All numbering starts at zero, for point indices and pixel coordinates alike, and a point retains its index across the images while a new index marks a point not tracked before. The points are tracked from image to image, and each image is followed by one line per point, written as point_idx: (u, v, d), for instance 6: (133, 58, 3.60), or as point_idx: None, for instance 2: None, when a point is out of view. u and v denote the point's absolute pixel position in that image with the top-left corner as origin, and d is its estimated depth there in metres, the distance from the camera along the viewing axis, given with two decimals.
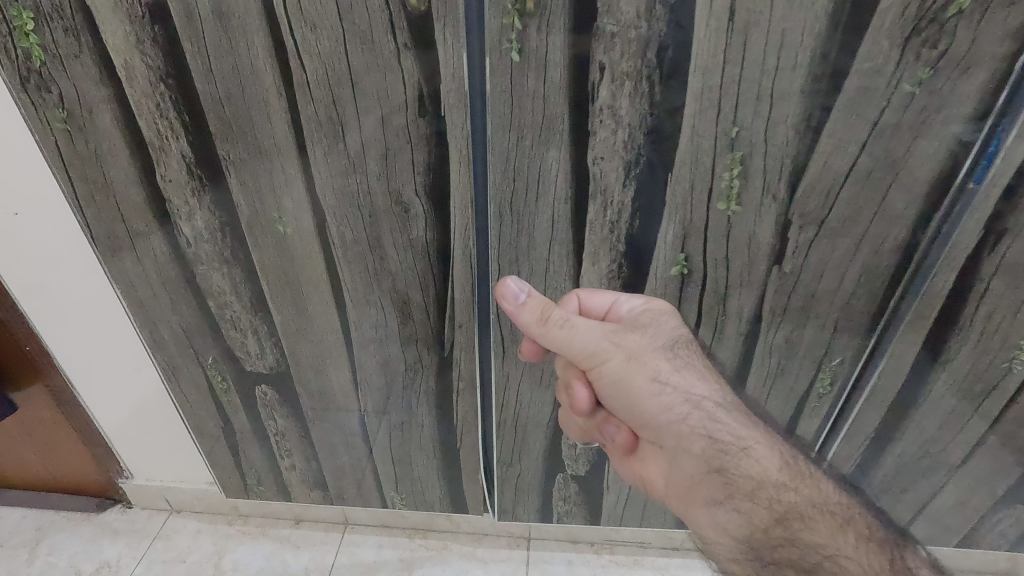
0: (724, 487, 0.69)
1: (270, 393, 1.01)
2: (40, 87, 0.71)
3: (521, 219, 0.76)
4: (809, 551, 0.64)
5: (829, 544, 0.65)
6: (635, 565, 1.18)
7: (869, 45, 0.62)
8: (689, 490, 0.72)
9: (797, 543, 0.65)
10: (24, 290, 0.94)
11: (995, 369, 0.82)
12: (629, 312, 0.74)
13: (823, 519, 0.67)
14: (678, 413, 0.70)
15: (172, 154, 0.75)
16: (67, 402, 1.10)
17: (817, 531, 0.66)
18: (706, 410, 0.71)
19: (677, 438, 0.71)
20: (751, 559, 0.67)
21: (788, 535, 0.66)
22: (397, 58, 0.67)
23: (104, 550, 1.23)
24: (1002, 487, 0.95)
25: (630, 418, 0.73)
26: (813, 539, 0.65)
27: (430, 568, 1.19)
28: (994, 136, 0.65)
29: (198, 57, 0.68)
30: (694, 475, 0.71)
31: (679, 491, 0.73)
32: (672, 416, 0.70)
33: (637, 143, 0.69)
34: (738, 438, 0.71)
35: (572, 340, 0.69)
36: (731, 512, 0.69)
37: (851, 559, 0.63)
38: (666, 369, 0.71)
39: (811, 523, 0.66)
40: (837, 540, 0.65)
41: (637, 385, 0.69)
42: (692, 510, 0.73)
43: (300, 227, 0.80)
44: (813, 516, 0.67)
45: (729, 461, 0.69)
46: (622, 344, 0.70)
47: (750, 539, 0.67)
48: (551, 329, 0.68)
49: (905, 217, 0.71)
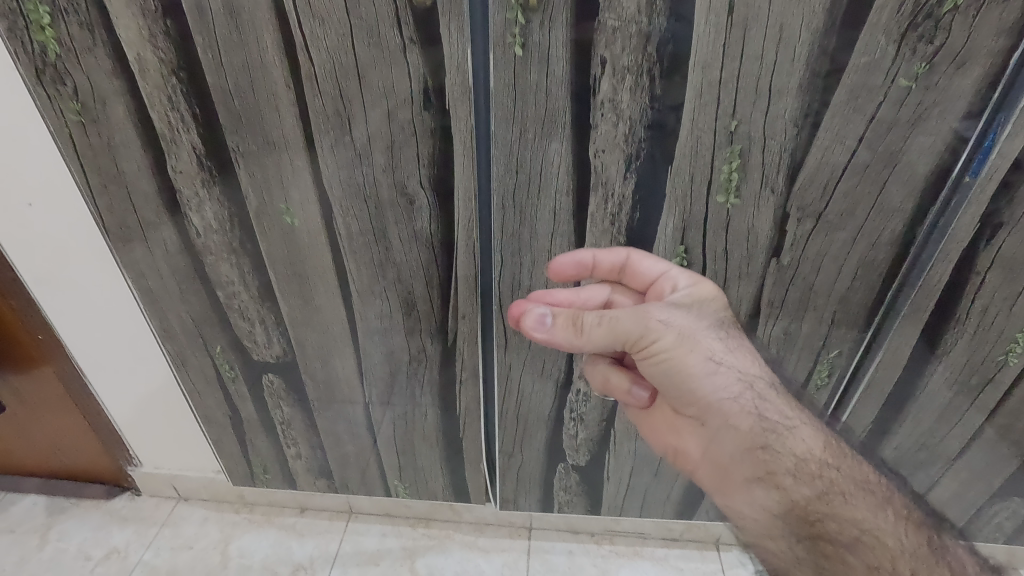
0: (765, 463, 0.64)
1: (276, 382, 1.03)
2: (55, 79, 0.73)
3: (523, 211, 0.78)
4: (850, 526, 0.60)
5: (866, 521, 0.60)
6: (635, 556, 1.20)
7: (866, 40, 0.63)
8: (726, 464, 0.68)
9: (832, 516, 0.60)
10: (37, 280, 0.96)
11: (991, 361, 0.83)
12: (677, 287, 0.71)
13: (863, 495, 0.62)
14: (730, 391, 0.66)
15: (182, 146, 0.77)
16: (77, 390, 1.12)
17: (857, 506, 0.61)
18: (757, 388, 0.67)
19: (727, 414, 0.66)
20: (785, 535, 0.62)
21: (826, 510, 0.60)
22: (403, 52, 0.68)
23: (113, 537, 1.25)
24: (998, 479, 0.96)
25: (677, 394, 0.68)
26: (852, 514, 0.60)
27: (432, 556, 1.21)
28: (990, 130, 0.66)
29: (209, 51, 0.70)
30: (733, 451, 0.66)
31: (718, 465, 0.69)
32: (723, 395, 0.66)
33: (637, 136, 0.71)
34: (786, 417, 0.66)
35: (615, 327, 0.63)
36: (769, 490, 0.63)
37: (888, 534, 0.59)
38: (719, 349, 0.67)
39: (850, 498, 0.61)
40: (877, 516, 0.60)
41: (689, 364, 0.65)
42: (727, 482, 0.68)
43: (307, 218, 0.82)
44: (853, 492, 0.62)
45: (774, 439, 0.64)
46: (673, 325, 0.65)
47: (784, 514, 0.62)
48: (591, 327, 0.63)
49: (902, 211, 0.72)
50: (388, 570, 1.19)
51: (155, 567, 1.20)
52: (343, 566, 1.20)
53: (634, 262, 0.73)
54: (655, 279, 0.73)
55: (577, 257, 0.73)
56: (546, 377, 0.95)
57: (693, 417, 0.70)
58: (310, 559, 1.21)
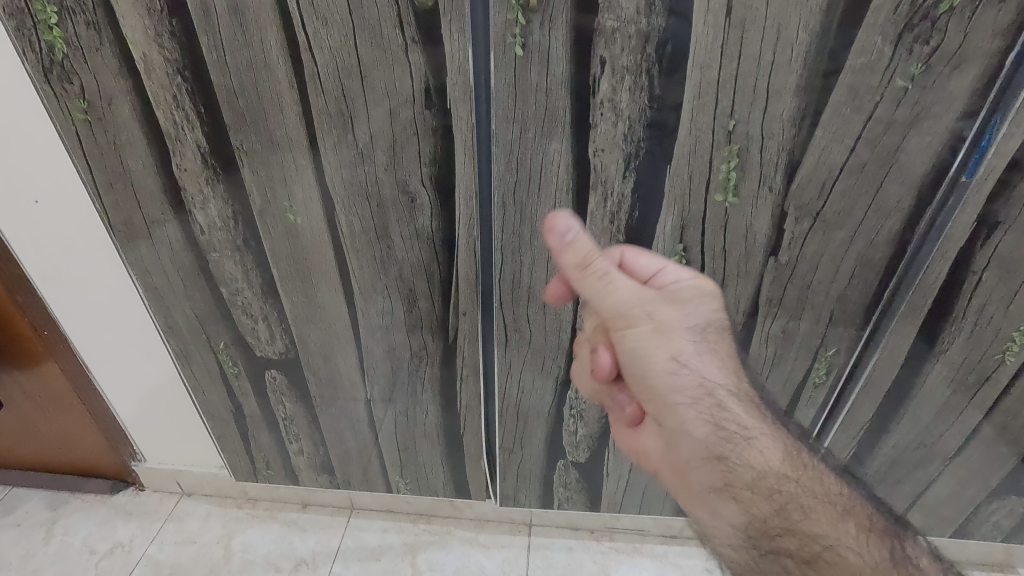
0: (723, 475, 0.64)
1: (279, 377, 1.03)
2: (62, 78, 0.74)
3: (524, 209, 0.78)
4: (812, 541, 0.60)
5: (827, 537, 0.60)
6: (634, 553, 1.20)
7: (863, 40, 0.63)
8: (685, 469, 0.68)
9: (792, 531, 0.61)
10: (44, 276, 0.97)
11: (988, 359, 0.84)
12: (674, 283, 0.69)
13: (824, 509, 0.62)
14: (694, 398, 0.65)
15: (187, 144, 0.78)
16: (83, 386, 1.13)
17: (818, 521, 0.61)
18: (721, 400, 0.65)
19: (682, 423, 0.66)
20: (750, 548, 0.63)
21: (785, 525, 0.61)
22: (405, 52, 0.69)
23: (118, 531, 1.26)
24: (996, 478, 0.96)
25: (639, 390, 0.68)
26: (813, 529, 0.61)
27: (433, 552, 1.22)
28: (986, 130, 0.67)
29: (214, 50, 0.71)
30: (693, 460, 0.66)
31: (676, 468, 0.70)
32: (680, 399, 0.65)
33: (636, 136, 0.71)
34: (746, 426, 0.65)
35: (611, 295, 0.65)
36: (728, 501, 0.64)
37: (850, 549, 0.59)
38: (688, 351, 0.65)
39: (811, 513, 0.61)
40: (838, 530, 0.61)
41: (654, 358, 0.65)
42: (688, 489, 0.69)
43: (310, 216, 0.83)
44: (814, 507, 0.62)
45: (732, 451, 0.64)
46: (654, 315, 0.66)
47: (746, 527, 0.63)
48: (593, 278, 0.65)
49: (899, 210, 0.73)
50: (389, 565, 1.20)
51: (159, 561, 1.21)
52: (345, 562, 1.21)
53: (633, 254, 0.72)
54: (653, 274, 0.71)
55: (579, 231, 0.64)
56: (546, 374, 0.96)
57: (654, 417, 0.70)
58: (312, 554, 1.22)
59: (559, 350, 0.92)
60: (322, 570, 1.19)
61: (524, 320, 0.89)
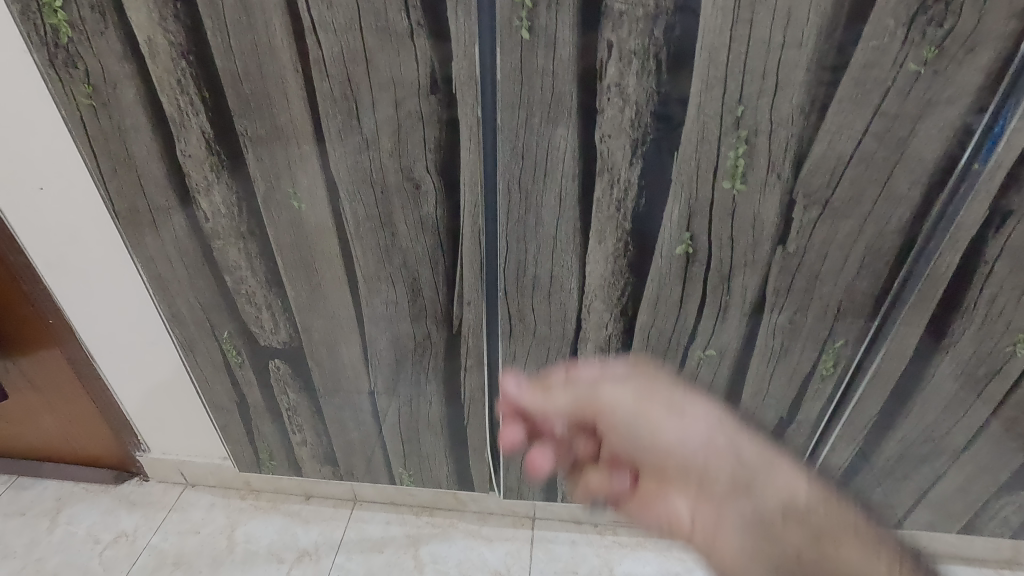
0: (751, 509, 0.53)
1: (283, 367, 1.03)
2: (68, 62, 0.73)
3: (530, 197, 0.78)
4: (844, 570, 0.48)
5: (868, 569, 0.48)
6: (638, 547, 1.20)
7: (874, 24, 0.62)
8: (715, 523, 0.53)
9: (828, 560, 0.49)
10: (49, 264, 0.97)
11: (999, 352, 0.83)
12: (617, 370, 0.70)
13: (856, 534, 0.50)
14: (703, 433, 0.58)
15: (192, 130, 0.78)
16: (87, 375, 1.14)
17: (852, 549, 0.49)
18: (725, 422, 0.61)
19: (701, 462, 0.56)
20: None
21: (821, 554, 0.49)
22: (410, 36, 0.68)
23: (122, 520, 1.27)
24: (1005, 473, 0.95)
25: (651, 455, 0.59)
26: (847, 557, 0.49)
27: (436, 544, 1.22)
28: (1000, 117, 0.66)
29: (218, 34, 0.71)
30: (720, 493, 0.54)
31: (708, 527, 0.54)
32: (694, 440, 0.58)
33: (644, 122, 0.71)
34: (763, 455, 0.57)
35: (579, 386, 0.65)
36: (758, 536, 0.51)
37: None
38: (678, 399, 0.63)
39: (844, 539, 0.50)
40: (872, 560, 0.49)
41: (649, 412, 0.60)
42: (717, 550, 0.53)
43: (314, 203, 0.82)
44: (846, 532, 0.50)
45: (757, 477, 0.55)
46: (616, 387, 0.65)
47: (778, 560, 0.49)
48: (557, 389, 0.67)
49: (910, 199, 0.72)
50: (392, 557, 1.20)
51: (163, 551, 1.21)
52: (348, 553, 1.21)
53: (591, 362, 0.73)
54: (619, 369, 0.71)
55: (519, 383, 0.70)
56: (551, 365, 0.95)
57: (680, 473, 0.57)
58: (315, 546, 1.22)
59: (564, 341, 0.92)
60: (325, 561, 1.19)
61: (529, 310, 0.89)
